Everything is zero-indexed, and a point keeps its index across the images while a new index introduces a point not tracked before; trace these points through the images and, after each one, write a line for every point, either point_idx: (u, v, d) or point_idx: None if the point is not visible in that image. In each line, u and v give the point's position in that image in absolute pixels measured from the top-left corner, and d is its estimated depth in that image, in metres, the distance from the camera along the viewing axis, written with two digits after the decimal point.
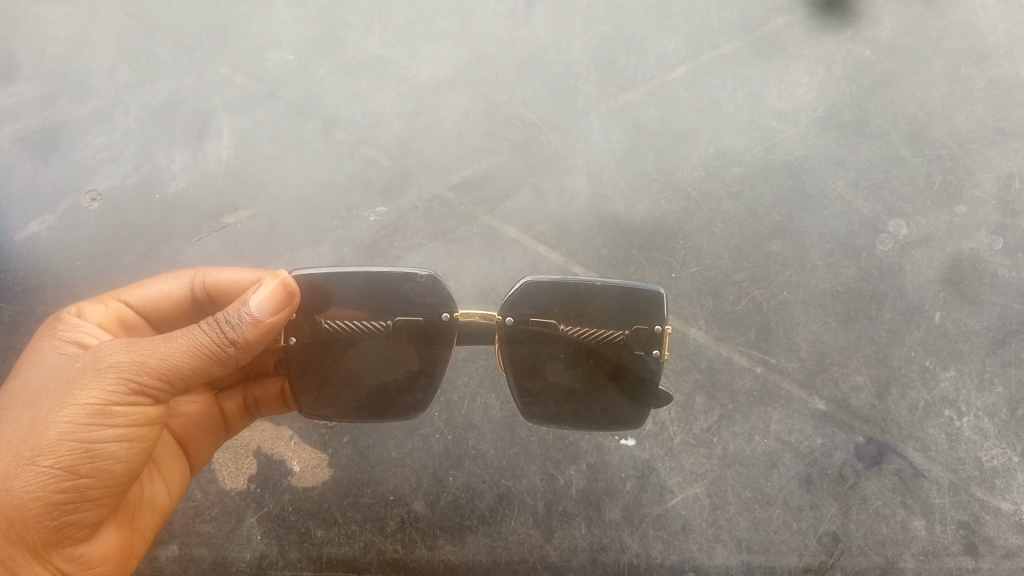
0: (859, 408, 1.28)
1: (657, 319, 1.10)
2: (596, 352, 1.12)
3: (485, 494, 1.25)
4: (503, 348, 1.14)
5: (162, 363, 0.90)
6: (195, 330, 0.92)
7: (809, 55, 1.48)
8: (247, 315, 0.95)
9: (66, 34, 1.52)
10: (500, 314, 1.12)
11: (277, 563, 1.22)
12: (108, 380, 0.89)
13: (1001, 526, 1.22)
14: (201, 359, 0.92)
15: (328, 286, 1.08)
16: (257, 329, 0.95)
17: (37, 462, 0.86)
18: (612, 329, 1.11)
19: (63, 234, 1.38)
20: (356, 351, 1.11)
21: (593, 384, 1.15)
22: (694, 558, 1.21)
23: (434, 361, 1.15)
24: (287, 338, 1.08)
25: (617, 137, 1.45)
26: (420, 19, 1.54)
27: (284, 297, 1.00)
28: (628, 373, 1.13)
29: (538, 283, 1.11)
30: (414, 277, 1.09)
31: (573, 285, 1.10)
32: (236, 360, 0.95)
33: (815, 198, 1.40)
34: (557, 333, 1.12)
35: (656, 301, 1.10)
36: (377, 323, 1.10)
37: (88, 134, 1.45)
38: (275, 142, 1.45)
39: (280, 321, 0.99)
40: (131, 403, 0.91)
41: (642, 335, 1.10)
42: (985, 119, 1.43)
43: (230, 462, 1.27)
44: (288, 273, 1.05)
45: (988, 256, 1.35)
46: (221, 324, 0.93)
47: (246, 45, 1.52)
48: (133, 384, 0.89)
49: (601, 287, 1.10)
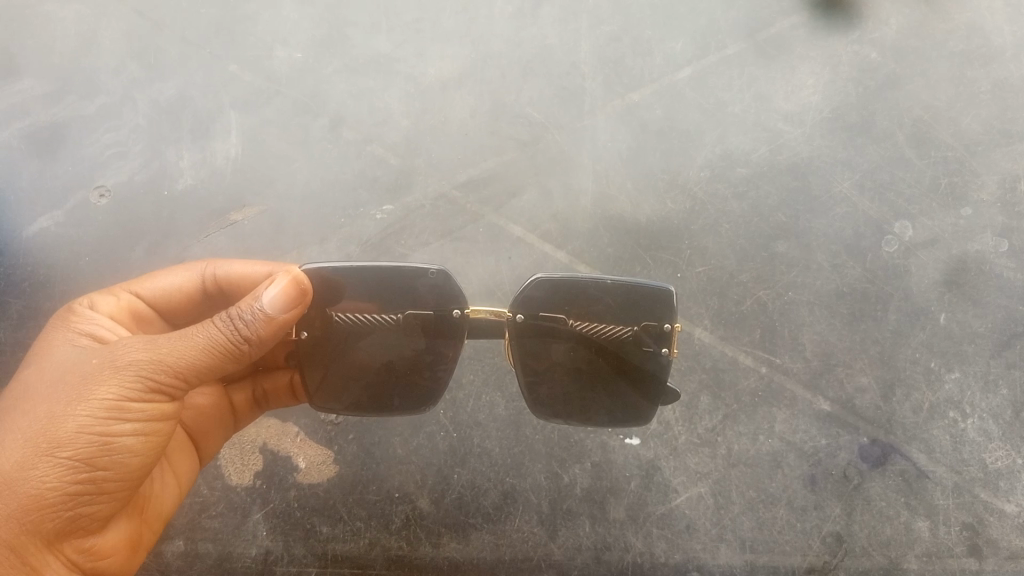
0: (864, 409, 1.28)
1: (667, 316, 1.11)
2: (604, 349, 1.12)
3: (490, 492, 1.25)
4: (511, 341, 1.14)
5: (179, 360, 0.90)
6: (210, 326, 0.92)
7: (816, 56, 1.48)
8: (261, 312, 0.94)
9: (75, 31, 1.52)
10: (509, 310, 1.12)
11: (281, 559, 1.22)
12: (126, 377, 0.89)
13: (1005, 528, 1.22)
14: (215, 356, 0.92)
15: (340, 281, 1.08)
16: (269, 326, 0.95)
17: (54, 453, 0.86)
18: (622, 327, 1.11)
19: (71, 230, 1.39)
20: (366, 345, 1.11)
21: (599, 380, 1.15)
22: (698, 558, 1.21)
23: (445, 355, 1.15)
24: (299, 333, 1.09)
25: (623, 137, 1.45)
26: (428, 18, 1.54)
27: (297, 294, 1.00)
28: (638, 371, 1.13)
29: (548, 282, 1.11)
30: (425, 272, 1.10)
31: (583, 283, 1.11)
32: (249, 357, 0.96)
33: (821, 199, 1.40)
34: (568, 331, 1.12)
35: (666, 298, 1.11)
36: (388, 317, 1.10)
37: (96, 131, 1.45)
38: (282, 140, 1.46)
39: (292, 318, 0.99)
40: (148, 399, 0.91)
41: (650, 333, 1.11)
42: (991, 121, 1.43)
43: (236, 457, 1.27)
44: (301, 268, 1.06)
45: (993, 257, 1.35)
46: (234, 321, 0.93)
47: (254, 43, 1.52)
48: (150, 381, 0.90)
49: (611, 285, 1.11)
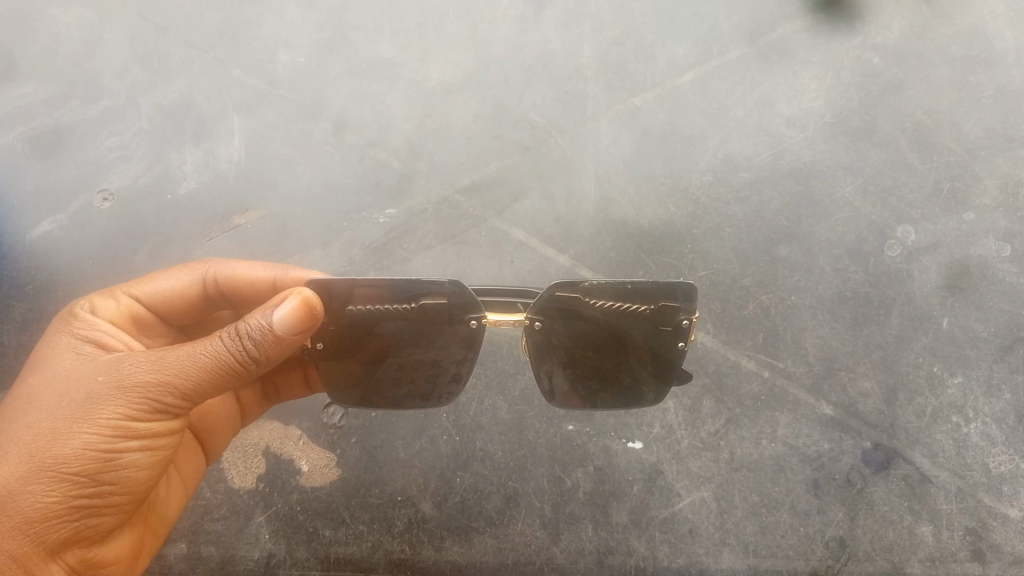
0: (866, 414, 1.28)
1: (687, 310, 1.09)
2: (622, 333, 1.11)
3: (492, 496, 1.25)
4: (529, 345, 1.15)
5: (186, 378, 0.91)
6: (217, 343, 0.91)
7: (818, 61, 1.48)
8: (269, 330, 0.93)
9: (79, 35, 1.53)
10: (526, 317, 1.11)
11: (284, 562, 1.22)
12: (133, 395, 0.89)
13: (1008, 533, 1.22)
14: (222, 374, 0.92)
15: (347, 285, 1.04)
16: (278, 345, 0.94)
17: (59, 469, 0.87)
18: (642, 322, 1.10)
19: (74, 233, 1.39)
20: (381, 334, 1.10)
21: (617, 361, 1.15)
22: (701, 562, 1.21)
23: (458, 345, 1.14)
24: (315, 342, 1.10)
25: (625, 140, 1.45)
26: (431, 22, 1.55)
27: (307, 315, 0.97)
28: (658, 360, 1.14)
29: (566, 290, 1.08)
30: (441, 283, 1.05)
31: (603, 288, 1.07)
32: (257, 373, 0.95)
33: (824, 204, 1.40)
34: (587, 329, 1.12)
35: (689, 294, 1.08)
36: (400, 307, 1.07)
37: (100, 134, 1.46)
38: (286, 144, 1.46)
39: (302, 336, 0.97)
40: (155, 416, 0.92)
41: (672, 317, 1.10)
42: (993, 126, 1.43)
43: (239, 460, 1.28)
44: (310, 288, 1.02)
45: (995, 262, 1.35)
46: (242, 340, 0.91)
47: (257, 47, 1.53)
48: (157, 400, 0.90)
49: (633, 288, 1.06)
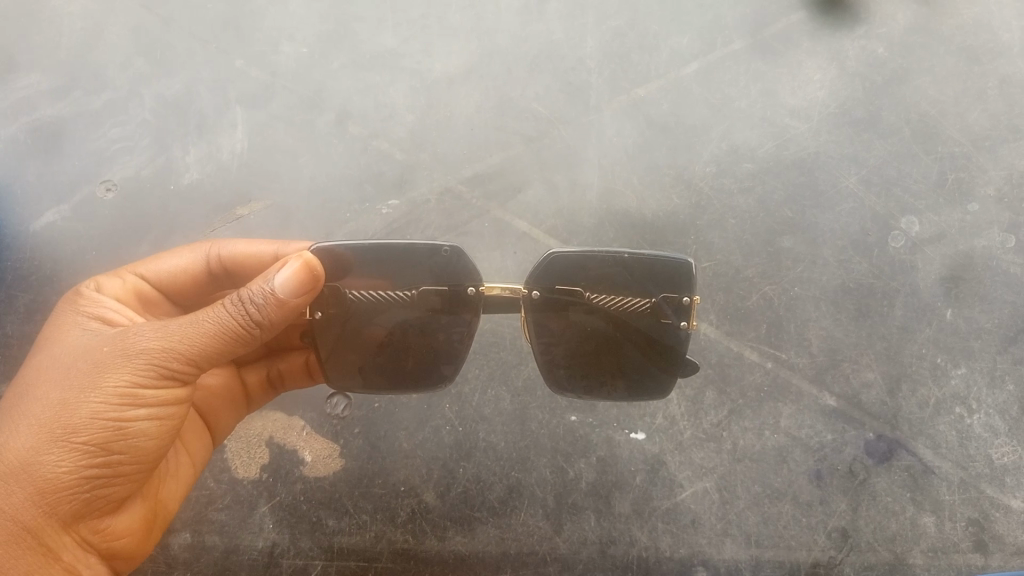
0: (869, 405, 1.28)
1: (685, 290, 1.11)
2: (622, 315, 1.13)
3: (496, 486, 1.25)
4: (527, 318, 1.15)
5: (190, 345, 0.91)
6: (220, 310, 0.92)
7: (823, 51, 1.47)
8: (270, 294, 0.93)
9: (82, 26, 1.53)
10: (526, 287, 1.13)
11: (287, 552, 1.22)
12: (137, 363, 0.90)
13: (1011, 524, 1.22)
14: (226, 340, 0.92)
15: (351, 254, 1.08)
16: (281, 309, 0.95)
17: (69, 439, 0.88)
18: (639, 301, 1.12)
19: (78, 224, 1.39)
20: (381, 323, 1.12)
21: (617, 347, 1.15)
22: (703, 553, 1.21)
23: (459, 333, 1.15)
24: (314, 313, 1.10)
25: (629, 131, 1.45)
26: (434, 13, 1.54)
27: (308, 278, 0.99)
28: (659, 346, 1.14)
29: (565, 256, 1.12)
30: (438, 249, 1.10)
31: (598, 258, 1.12)
32: (261, 339, 0.96)
33: (828, 194, 1.40)
34: (586, 306, 1.13)
35: (684, 270, 1.11)
36: (401, 293, 1.11)
37: (103, 125, 1.46)
38: (289, 134, 1.46)
39: (302, 302, 0.98)
40: (161, 384, 0.92)
41: (670, 303, 1.11)
42: (998, 116, 1.43)
43: (241, 451, 1.28)
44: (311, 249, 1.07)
45: (999, 253, 1.35)
46: (245, 304, 0.92)
47: (261, 38, 1.52)
48: (162, 367, 0.91)
49: (629, 258, 1.11)
